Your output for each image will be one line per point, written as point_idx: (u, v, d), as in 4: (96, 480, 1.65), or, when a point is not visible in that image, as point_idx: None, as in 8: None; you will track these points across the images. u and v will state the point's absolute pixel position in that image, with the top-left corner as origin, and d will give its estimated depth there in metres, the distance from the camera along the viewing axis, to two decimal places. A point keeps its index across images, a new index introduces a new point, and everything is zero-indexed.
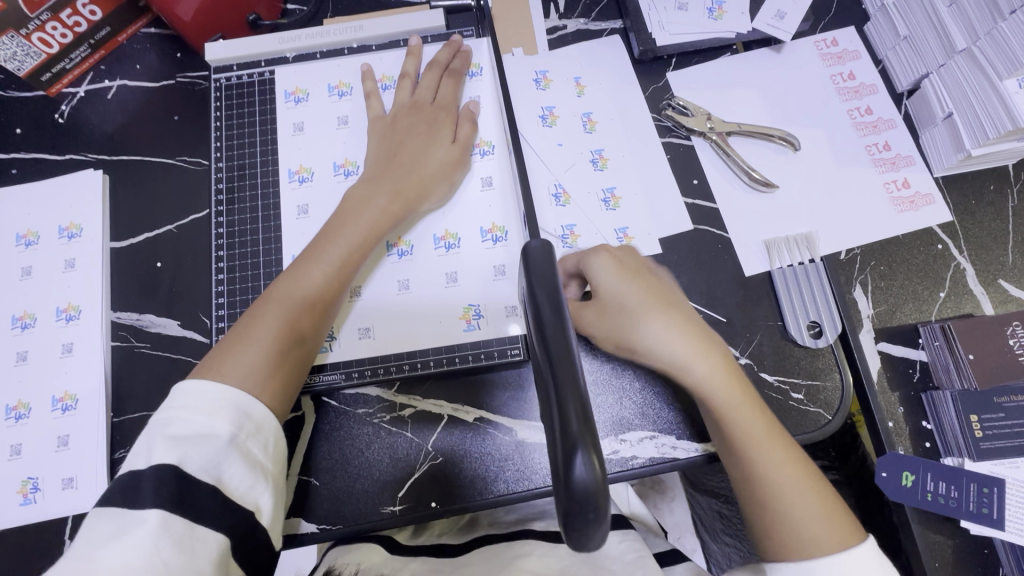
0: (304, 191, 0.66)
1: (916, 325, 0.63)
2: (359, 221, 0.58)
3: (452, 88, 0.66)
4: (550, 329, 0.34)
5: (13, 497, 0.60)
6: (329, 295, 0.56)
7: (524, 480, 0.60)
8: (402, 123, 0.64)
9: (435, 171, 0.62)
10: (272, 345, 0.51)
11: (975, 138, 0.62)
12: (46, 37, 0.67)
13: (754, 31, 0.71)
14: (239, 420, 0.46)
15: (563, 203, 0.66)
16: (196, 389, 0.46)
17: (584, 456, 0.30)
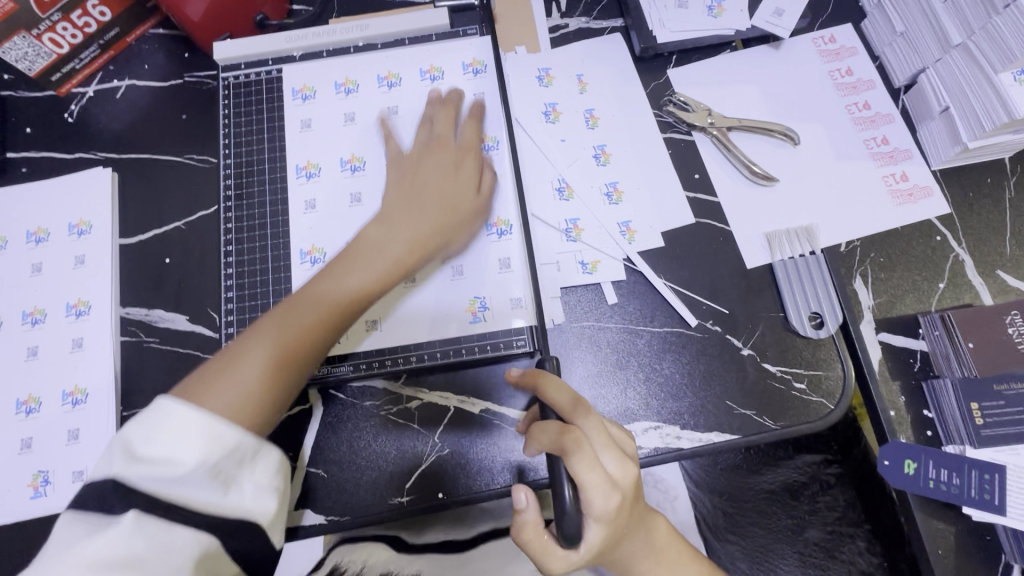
0: (311, 187, 0.67)
1: (916, 315, 0.64)
2: (384, 253, 0.56)
3: (475, 128, 0.65)
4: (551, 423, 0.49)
5: (24, 490, 0.60)
6: (340, 323, 0.53)
7: (530, 471, 0.60)
8: (423, 163, 0.62)
9: (459, 218, 0.60)
10: (265, 379, 0.47)
11: (972, 131, 0.63)
12: (56, 38, 0.69)
13: (752, 29, 0.73)
14: (211, 442, 0.40)
15: (566, 198, 0.67)
16: (163, 417, 0.40)
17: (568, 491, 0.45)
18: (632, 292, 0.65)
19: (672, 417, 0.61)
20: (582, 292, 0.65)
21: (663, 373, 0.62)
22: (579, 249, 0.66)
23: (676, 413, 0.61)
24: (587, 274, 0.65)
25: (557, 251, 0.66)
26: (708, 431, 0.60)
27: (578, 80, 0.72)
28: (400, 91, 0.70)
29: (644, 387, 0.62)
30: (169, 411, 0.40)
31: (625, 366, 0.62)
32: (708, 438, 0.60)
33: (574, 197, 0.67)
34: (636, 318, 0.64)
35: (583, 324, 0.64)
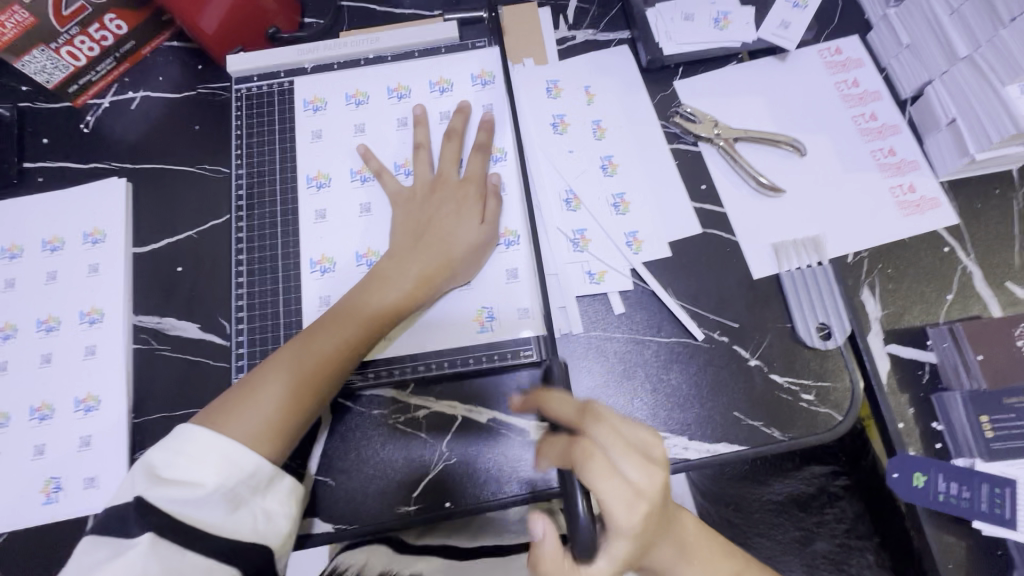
0: (321, 196, 0.68)
1: (924, 327, 0.64)
2: (387, 287, 0.59)
3: (481, 163, 0.66)
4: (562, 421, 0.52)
5: (36, 496, 0.61)
6: (350, 354, 0.57)
7: (537, 480, 0.60)
8: (432, 198, 0.64)
9: (460, 254, 0.62)
10: (276, 414, 0.53)
11: (979, 143, 0.63)
12: (75, 51, 0.70)
13: (758, 41, 0.73)
14: (225, 471, 0.49)
15: (573, 208, 0.68)
16: (199, 443, 0.50)
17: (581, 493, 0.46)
18: (639, 301, 0.65)
19: (680, 428, 0.61)
20: (589, 302, 0.65)
21: (671, 384, 0.62)
22: (586, 260, 0.66)
23: (683, 424, 0.61)
24: (595, 284, 0.65)
25: (565, 261, 0.66)
26: (716, 441, 0.60)
27: (586, 91, 0.72)
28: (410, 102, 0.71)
29: (651, 397, 0.62)
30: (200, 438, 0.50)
31: (633, 376, 0.63)
32: (715, 449, 0.60)
33: (581, 207, 0.68)
34: (643, 328, 0.64)
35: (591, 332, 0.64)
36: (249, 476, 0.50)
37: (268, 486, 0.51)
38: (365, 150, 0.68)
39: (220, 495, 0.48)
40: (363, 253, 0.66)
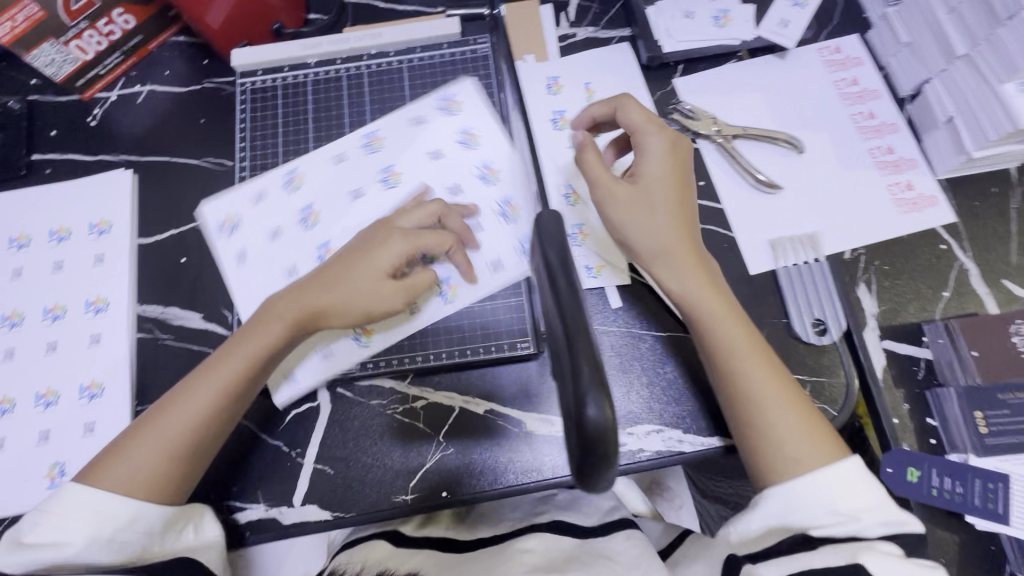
0: (237, 238, 0.68)
1: (920, 323, 0.64)
2: (282, 321, 0.56)
3: (426, 214, 0.62)
4: (568, 309, 0.34)
5: (41, 480, 0.62)
6: (234, 398, 0.55)
7: (534, 471, 0.61)
8: (354, 241, 0.61)
9: (353, 296, 0.57)
10: (157, 457, 0.52)
11: (976, 141, 0.63)
12: (83, 45, 0.72)
13: (758, 39, 0.74)
14: (94, 529, 0.49)
15: (512, 218, 0.67)
16: (73, 501, 0.50)
17: (596, 384, 0.31)
18: (637, 295, 0.66)
19: (675, 421, 0.61)
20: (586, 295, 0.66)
21: (666, 377, 0.63)
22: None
23: (678, 417, 0.61)
24: (592, 278, 0.66)
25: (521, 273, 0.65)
26: (709, 435, 0.61)
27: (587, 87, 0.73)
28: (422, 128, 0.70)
29: (646, 390, 0.63)
30: (76, 495, 0.50)
31: (629, 369, 0.63)
32: (709, 442, 0.61)
33: (519, 216, 0.67)
34: (640, 322, 0.65)
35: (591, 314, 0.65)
36: (121, 526, 0.50)
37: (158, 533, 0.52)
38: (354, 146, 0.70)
39: (92, 547, 0.49)
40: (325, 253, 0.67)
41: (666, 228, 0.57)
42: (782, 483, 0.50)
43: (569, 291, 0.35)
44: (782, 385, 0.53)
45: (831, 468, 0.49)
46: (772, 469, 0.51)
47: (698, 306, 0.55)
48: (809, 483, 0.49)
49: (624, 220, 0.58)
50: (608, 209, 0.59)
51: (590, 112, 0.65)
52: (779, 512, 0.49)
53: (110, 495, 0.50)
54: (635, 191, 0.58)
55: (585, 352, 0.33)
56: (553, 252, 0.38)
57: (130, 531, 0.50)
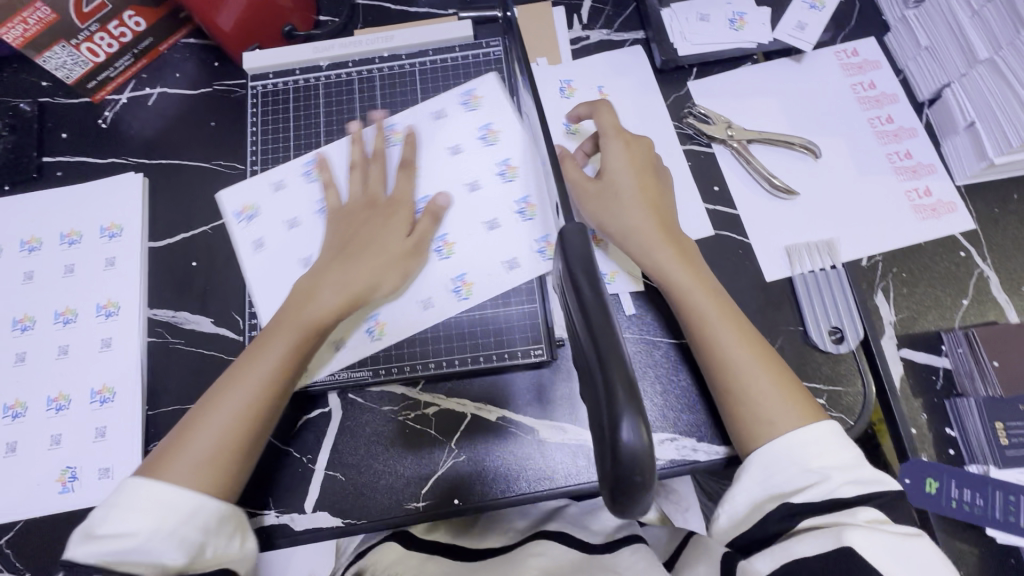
0: (256, 227, 0.67)
1: (939, 332, 0.63)
2: (281, 345, 0.56)
3: (408, 182, 0.65)
4: (599, 332, 0.32)
5: (52, 485, 0.62)
6: (274, 383, 0.55)
7: (546, 479, 0.61)
8: (358, 216, 0.63)
9: (385, 265, 0.60)
10: (212, 454, 0.52)
11: (999, 147, 0.62)
12: (94, 47, 0.71)
13: (774, 42, 0.72)
14: (156, 520, 0.49)
15: (529, 217, 0.64)
16: (130, 503, 0.49)
17: (630, 410, 0.30)
18: (650, 302, 0.65)
19: (689, 429, 0.61)
20: None
21: (680, 386, 0.62)
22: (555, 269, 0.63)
23: (693, 426, 0.61)
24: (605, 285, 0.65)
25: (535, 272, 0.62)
26: (724, 444, 0.60)
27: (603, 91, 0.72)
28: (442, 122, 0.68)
29: (660, 398, 0.62)
30: (129, 495, 0.50)
31: (643, 377, 0.63)
32: (724, 452, 0.60)
33: (536, 215, 0.64)
34: (653, 329, 0.64)
35: None
36: (184, 518, 0.50)
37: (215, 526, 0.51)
38: (357, 130, 0.68)
39: (153, 540, 0.48)
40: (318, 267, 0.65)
41: (636, 215, 0.60)
42: (758, 446, 0.53)
43: (598, 311, 0.33)
44: (765, 354, 0.56)
45: (803, 430, 0.52)
46: (750, 436, 0.54)
47: (671, 279, 0.58)
48: (781, 443, 0.52)
49: (595, 212, 0.61)
50: (582, 207, 0.62)
51: (574, 109, 0.66)
52: (760, 479, 0.52)
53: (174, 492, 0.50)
54: (602, 187, 0.61)
55: (618, 377, 0.31)
56: (580, 266, 0.35)
57: (191, 526, 0.50)
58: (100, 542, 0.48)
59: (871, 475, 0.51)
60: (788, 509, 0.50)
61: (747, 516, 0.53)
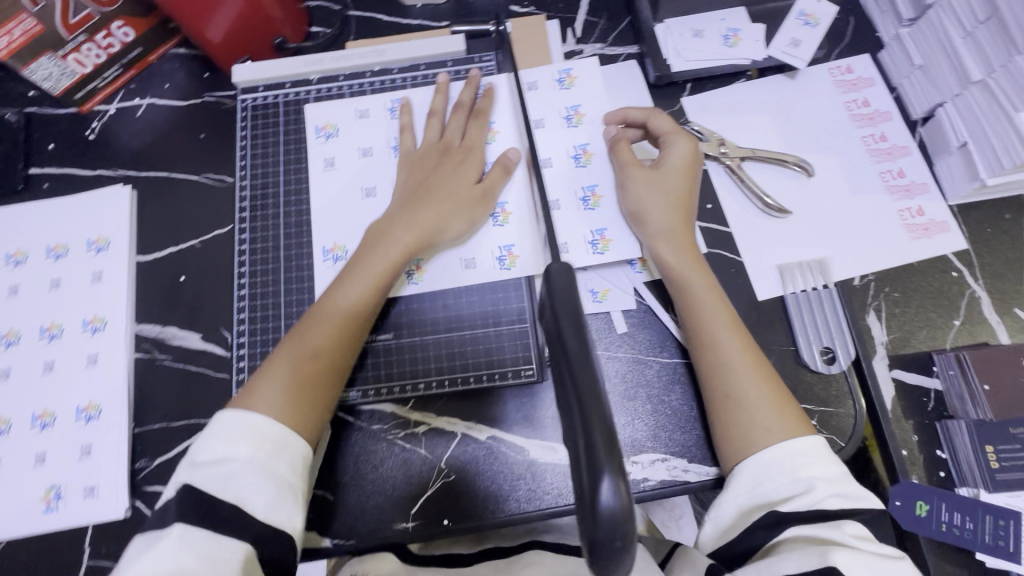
0: (330, 146, 0.70)
1: (930, 352, 0.63)
2: (343, 296, 0.58)
3: (479, 131, 0.68)
4: (584, 383, 0.31)
5: (36, 504, 0.61)
6: (360, 315, 0.58)
7: (536, 500, 0.60)
8: (430, 161, 0.66)
9: (454, 209, 0.63)
10: (296, 378, 0.54)
11: (991, 167, 0.62)
12: (81, 58, 0.70)
13: (769, 59, 0.72)
14: (256, 446, 0.50)
15: (584, 163, 0.68)
16: (233, 418, 0.51)
17: (610, 467, 0.28)
18: (642, 321, 0.65)
19: (681, 450, 0.60)
20: (591, 320, 0.65)
21: (671, 406, 0.62)
22: (595, 217, 0.67)
23: (683, 446, 0.60)
24: (598, 254, 0.66)
25: (572, 218, 0.67)
26: (714, 466, 0.59)
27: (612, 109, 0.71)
28: (531, 94, 0.71)
29: (652, 418, 0.62)
30: (229, 419, 0.51)
31: (634, 398, 0.62)
32: (715, 473, 0.59)
33: (591, 163, 0.69)
34: (645, 347, 0.64)
35: (599, 336, 0.64)
36: (277, 447, 0.50)
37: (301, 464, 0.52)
38: (446, 81, 0.70)
39: (251, 469, 0.48)
40: (329, 248, 0.67)
41: (663, 210, 0.62)
42: (750, 453, 0.53)
43: (583, 363, 0.31)
44: (765, 367, 0.57)
45: (797, 441, 0.52)
46: (740, 444, 0.54)
47: (686, 280, 0.60)
48: (774, 451, 0.52)
49: (638, 194, 0.63)
50: (631, 187, 0.63)
51: (625, 109, 0.68)
52: (748, 487, 0.52)
53: (266, 412, 0.52)
54: (655, 173, 0.63)
55: (601, 432, 0.29)
56: (565, 313, 0.33)
57: (279, 460, 0.50)
58: (205, 470, 0.48)
59: (858, 489, 0.50)
60: (775, 518, 0.50)
61: (736, 524, 0.52)
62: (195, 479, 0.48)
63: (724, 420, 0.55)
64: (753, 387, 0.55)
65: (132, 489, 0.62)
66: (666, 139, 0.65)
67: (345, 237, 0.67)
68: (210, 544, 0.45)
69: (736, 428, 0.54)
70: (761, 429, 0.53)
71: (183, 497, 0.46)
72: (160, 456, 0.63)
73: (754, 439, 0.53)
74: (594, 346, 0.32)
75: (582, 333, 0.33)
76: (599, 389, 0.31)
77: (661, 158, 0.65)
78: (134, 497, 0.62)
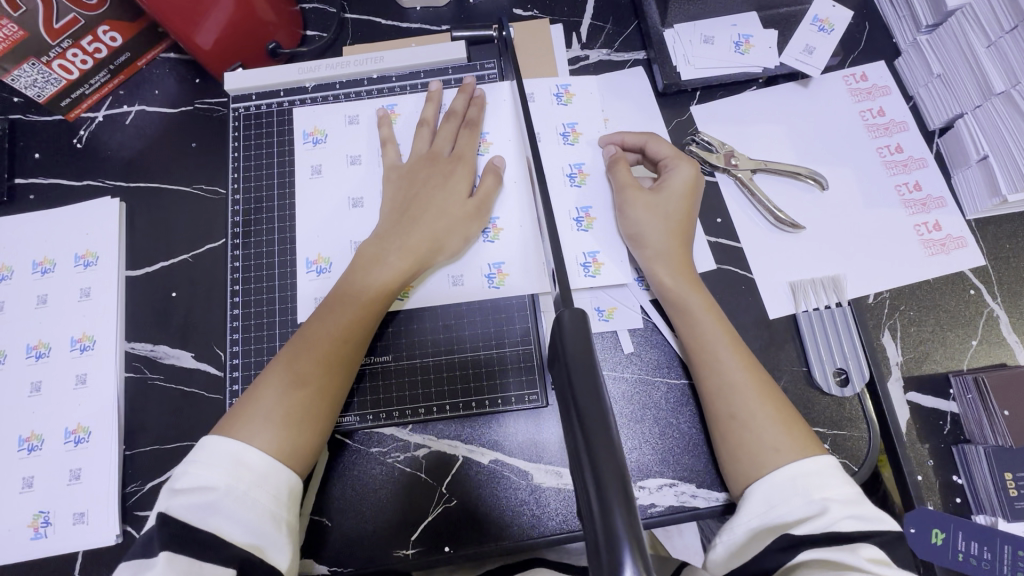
0: (318, 152, 0.68)
1: (947, 374, 0.62)
2: (332, 321, 0.56)
3: (469, 140, 0.65)
4: (604, 463, 0.29)
5: (24, 531, 0.59)
6: (349, 340, 0.56)
7: (540, 526, 0.58)
8: (419, 173, 0.63)
9: (449, 225, 0.61)
10: (283, 408, 0.52)
11: (1011, 183, 0.60)
12: (67, 64, 0.67)
13: (781, 66, 0.69)
14: (237, 474, 0.47)
15: (578, 183, 0.66)
16: (216, 449, 0.48)
17: (633, 562, 0.26)
18: (648, 340, 0.62)
19: (688, 475, 0.58)
20: (598, 339, 0.63)
21: (680, 429, 0.59)
22: (590, 238, 0.64)
23: (691, 471, 0.58)
24: (591, 277, 0.63)
25: (566, 237, 0.64)
26: (724, 491, 0.57)
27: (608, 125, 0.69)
28: (530, 106, 0.68)
29: (660, 442, 0.59)
30: (217, 444, 0.49)
31: (641, 421, 0.60)
32: (726, 499, 0.57)
33: (586, 183, 0.66)
34: (652, 368, 0.62)
35: (601, 355, 0.62)
36: (262, 479, 0.48)
37: (288, 497, 0.49)
38: (437, 90, 0.67)
39: (229, 498, 0.46)
40: (313, 260, 0.64)
41: (660, 234, 0.60)
42: (761, 476, 0.50)
43: (604, 441, 0.29)
44: (767, 382, 0.54)
45: (808, 462, 0.49)
46: (748, 468, 0.51)
47: (684, 303, 0.58)
48: (786, 472, 0.49)
49: (636, 217, 0.61)
50: (628, 208, 0.61)
51: (621, 133, 0.66)
52: (761, 511, 0.48)
53: (251, 445, 0.49)
54: (653, 198, 0.61)
55: (623, 520, 0.27)
56: (584, 382, 0.32)
57: (263, 489, 0.48)
58: (183, 497, 0.46)
59: (872, 511, 0.47)
60: (787, 542, 0.46)
61: (747, 546, 0.48)
62: (172, 507, 0.46)
63: (730, 442, 0.53)
64: (759, 406, 0.52)
65: (124, 513, 0.60)
66: (667, 164, 0.63)
67: (329, 249, 0.65)
68: (193, 570, 0.43)
69: (742, 445, 0.52)
70: (772, 447, 0.50)
71: (163, 526, 0.45)
72: (151, 479, 0.61)
73: (763, 459, 0.50)
74: (616, 421, 0.30)
75: (603, 407, 0.31)
76: (620, 469, 0.29)
77: (660, 181, 0.63)
78: (125, 522, 0.60)
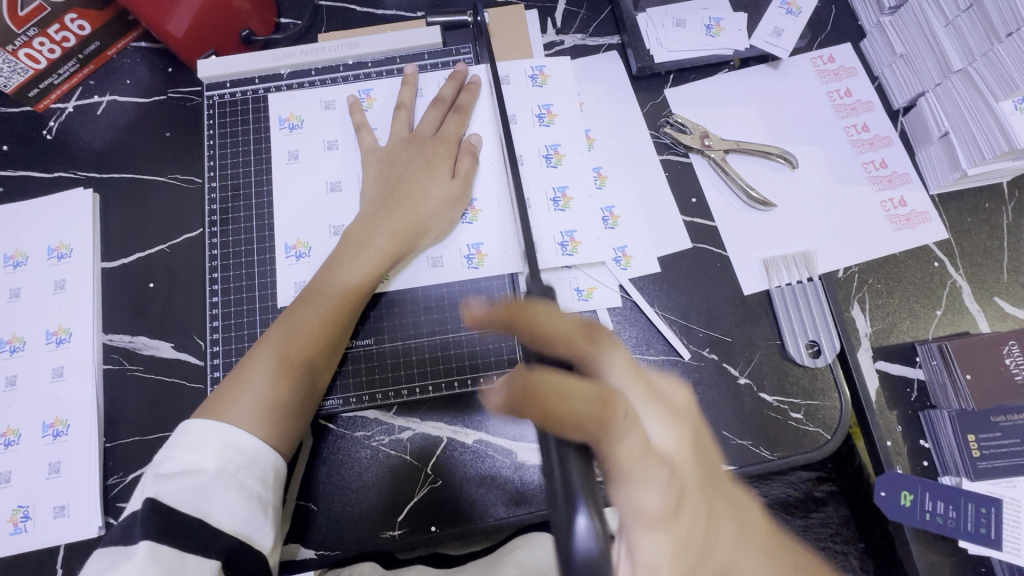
0: (295, 137, 0.68)
1: (913, 343, 0.64)
2: (315, 305, 0.56)
3: (458, 124, 0.66)
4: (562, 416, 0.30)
5: (3, 526, 0.58)
6: (333, 326, 0.56)
7: (524, 504, 0.59)
8: (399, 156, 0.64)
9: (431, 208, 0.62)
10: (269, 388, 0.52)
11: (972, 158, 0.62)
12: (34, 53, 0.67)
13: (751, 49, 0.71)
14: (226, 454, 0.48)
15: (554, 164, 0.67)
16: (197, 431, 0.48)
17: (586, 506, 0.27)
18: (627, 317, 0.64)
19: None
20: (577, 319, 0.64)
21: None
22: (566, 218, 0.65)
23: None
24: (568, 255, 0.64)
25: (543, 219, 0.65)
26: None
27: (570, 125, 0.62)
28: (505, 88, 0.69)
29: None
30: (202, 426, 0.48)
31: None
32: None
33: (562, 163, 0.67)
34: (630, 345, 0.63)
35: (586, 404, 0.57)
36: (247, 459, 0.48)
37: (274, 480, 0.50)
38: (412, 73, 0.68)
39: (219, 479, 0.46)
40: (292, 244, 0.64)
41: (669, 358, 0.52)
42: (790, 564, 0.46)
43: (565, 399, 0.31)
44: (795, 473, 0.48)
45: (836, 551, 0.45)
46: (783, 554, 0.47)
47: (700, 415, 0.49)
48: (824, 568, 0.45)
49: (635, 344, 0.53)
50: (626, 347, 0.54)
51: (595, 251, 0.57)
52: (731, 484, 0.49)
53: (236, 425, 0.49)
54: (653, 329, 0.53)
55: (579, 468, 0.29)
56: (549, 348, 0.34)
57: (250, 471, 0.48)
58: (171, 481, 0.45)
59: None
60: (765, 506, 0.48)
61: None
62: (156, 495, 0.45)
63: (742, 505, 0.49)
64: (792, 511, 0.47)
65: (105, 504, 0.59)
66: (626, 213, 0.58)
67: (308, 233, 0.64)
68: (176, 561, 0.42)
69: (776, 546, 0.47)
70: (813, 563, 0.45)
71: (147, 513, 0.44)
72: (133, 471, 0.61)
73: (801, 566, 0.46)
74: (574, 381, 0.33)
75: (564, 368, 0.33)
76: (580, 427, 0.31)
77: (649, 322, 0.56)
78: (107, 514, 0.60)
